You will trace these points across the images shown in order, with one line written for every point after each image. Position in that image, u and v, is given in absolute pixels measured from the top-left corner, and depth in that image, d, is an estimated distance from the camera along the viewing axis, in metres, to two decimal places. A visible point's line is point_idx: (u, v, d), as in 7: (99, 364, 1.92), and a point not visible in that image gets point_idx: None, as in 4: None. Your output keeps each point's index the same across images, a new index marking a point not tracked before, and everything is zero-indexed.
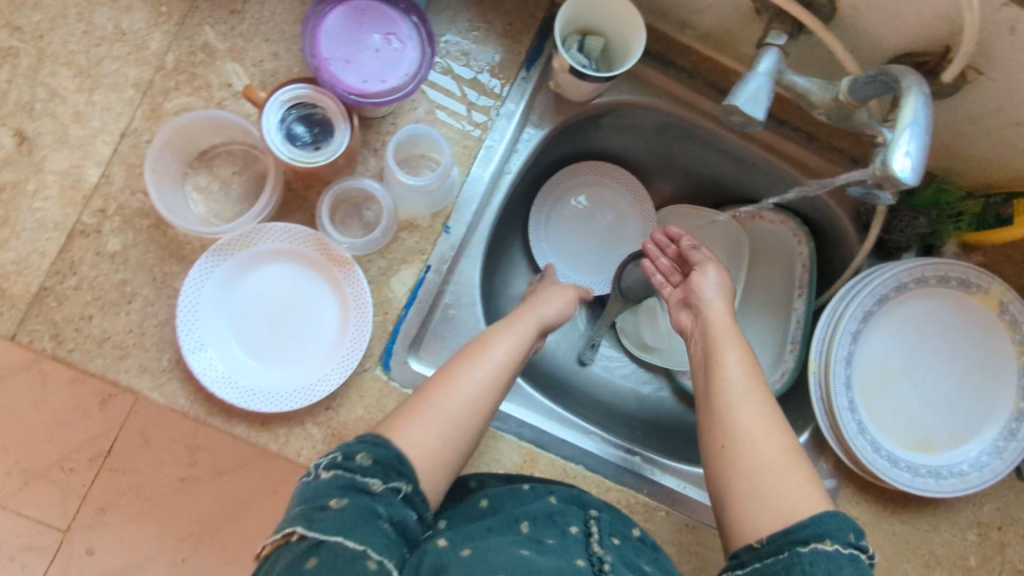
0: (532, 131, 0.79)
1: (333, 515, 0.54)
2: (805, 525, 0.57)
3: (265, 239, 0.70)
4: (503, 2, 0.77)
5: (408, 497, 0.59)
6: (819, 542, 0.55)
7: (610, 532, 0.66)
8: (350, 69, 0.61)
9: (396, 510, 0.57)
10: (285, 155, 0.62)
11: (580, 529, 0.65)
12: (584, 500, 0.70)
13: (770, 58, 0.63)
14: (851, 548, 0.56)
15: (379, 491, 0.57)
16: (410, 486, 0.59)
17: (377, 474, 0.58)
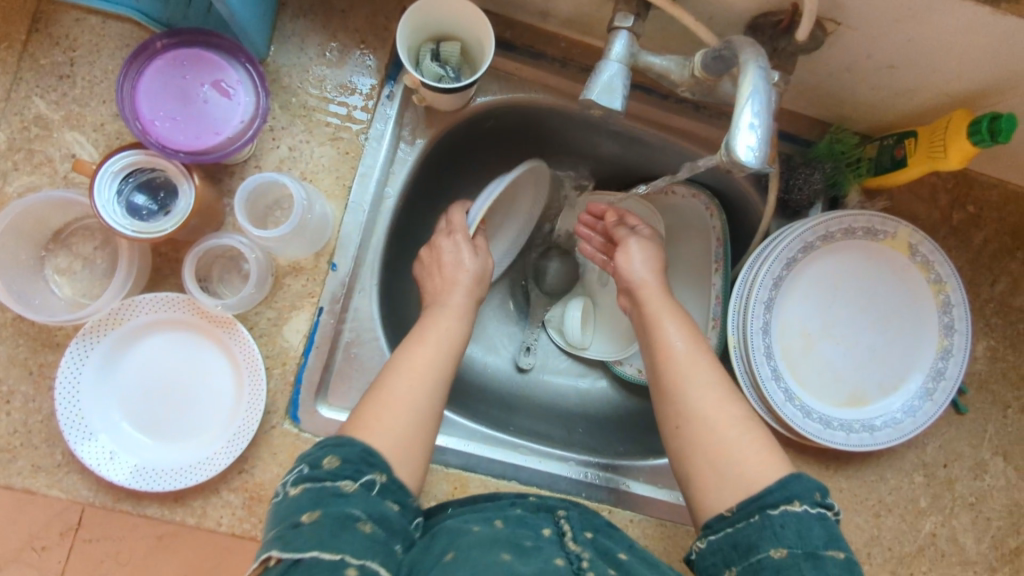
0: (407, 148, 0.75)
1: (313, 530, 0.53)
2: (773, 489, 0.58)
3: (137, 312, 0.66)
4: (351, 20, 0.73)
5: (384, 487, 0.59)
6: (788, 504, 0.57)
7: (581, 527, 0.66)
8: (178, 126, 0.59)
9: (373, 508, 0.57)
10: (127, 229, 0.58)
11: (553, 530, 0.65)
12: (549, 503, 0.68)
13: (621, 41, 0.59)
14: (818, 507, 0.57)
15: (352, 490, 0.56)
16: (385, 476, 0.59)
17: (346, 473, 0.57)
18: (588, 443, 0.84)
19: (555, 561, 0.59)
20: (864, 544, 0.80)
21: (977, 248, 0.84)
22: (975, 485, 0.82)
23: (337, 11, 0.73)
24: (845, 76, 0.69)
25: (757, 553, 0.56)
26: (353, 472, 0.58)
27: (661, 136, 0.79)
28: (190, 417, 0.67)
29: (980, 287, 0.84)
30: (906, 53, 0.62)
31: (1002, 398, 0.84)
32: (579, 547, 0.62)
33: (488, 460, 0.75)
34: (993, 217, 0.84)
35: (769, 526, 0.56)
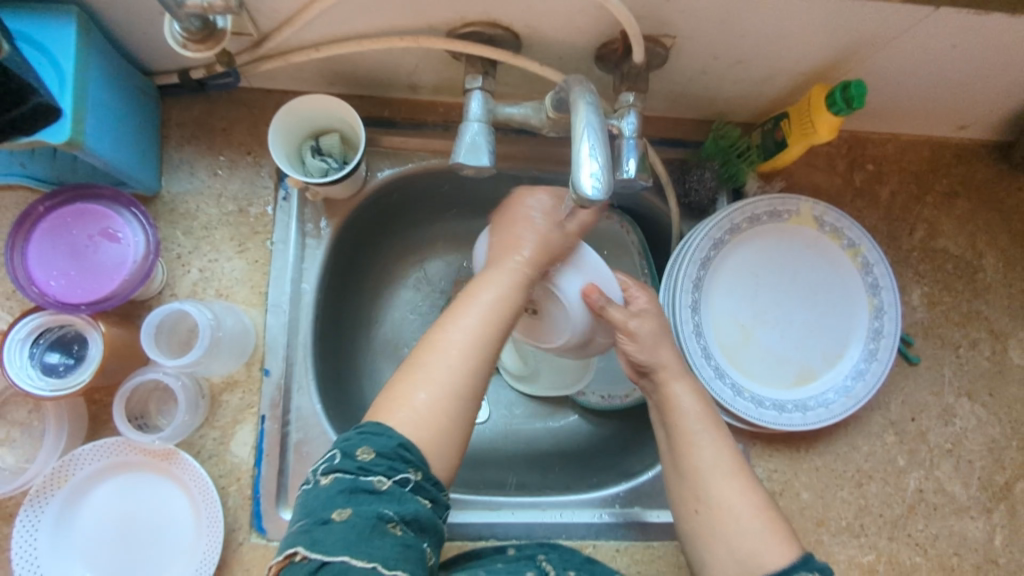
0: (314, 243, 0.76)
1: (341, 531, 0.50)
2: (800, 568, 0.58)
3: (82, 464, 0.66)
4: (234, 135, 0.76)
5: (418, 485, 0.54)
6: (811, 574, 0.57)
7: (565, 565, 0.68)
8: (72, 283, 0.60)
9: (405, 508, 0.53)
10: (45, 389, 0.59)
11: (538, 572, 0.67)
12: (527, 551, 0.70)
13: (477, 100, 0.62)
14: None
15: (386, 488, 0.53)
16: (420, 473, 0.55)
17: (381, 468, 0.53)
18: (563, 482, 0.84)
19: None
20: (855, 516, 0.79)
21: (886, 202, 0.86)
22: (948, 431, 0.82)
23: (219, 130, 0.75)
24: (703, 78, 0.72)
25: None
26: (388, 467, 0.53)
27: (555, 170, 0.81)
28: (155, 554, 0.67)
29: (900, 238, 0.85)
30: (747, 48, 0.66)
31: (951, 339, 0.84)
32: None
33: (462, 525, 0.74)
34: (894, 169, 0.86)
35: None
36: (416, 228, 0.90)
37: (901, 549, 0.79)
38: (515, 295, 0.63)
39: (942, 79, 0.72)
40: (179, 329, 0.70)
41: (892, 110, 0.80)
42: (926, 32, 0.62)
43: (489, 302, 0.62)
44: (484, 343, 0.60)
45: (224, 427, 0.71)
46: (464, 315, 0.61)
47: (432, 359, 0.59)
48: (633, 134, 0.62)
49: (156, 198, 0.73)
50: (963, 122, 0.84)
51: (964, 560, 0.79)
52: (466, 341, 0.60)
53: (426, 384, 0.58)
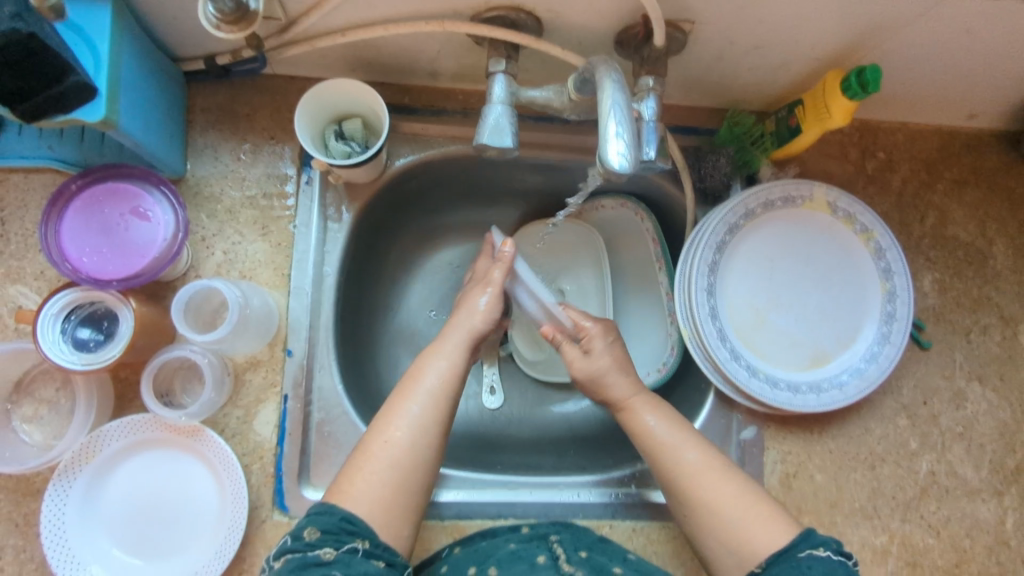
0: (336, 227, 0.78)
1: None
2: (798, 543, 0.61)
3: (109, 440, 0.67)
4: (258, 122, 0.77)
5: (368, 551, 0.59)
6: (812, 548, 0.60)
7: (575, 547, 0.69)
8: (105, 258, 0.61)
9: (354, 571, 0.57)
10: (76, 363, 0.60)
11: (547, 556, 0.67)
12: (540, 531, 0.71)
13: (500, 83, 0.64)
14: (840, 555, 0.61)
15: (331, 558, 0.57)
16: (368, 542, 0.60)
17: (327, 542, 0.58)
18: (578, 464, 0.85)
19: None
20: (868, 498, 0.80)
21: (898, 189, 0.87)
22: (959, 415, 0.83)
23: (242, 116, 0.77)
24: (719, 65, 0.73)
25: None
26: (335, 540, 0.58)
27: (571, 157, 0.83)
28: (181, 529, 0.68)
29: (911, 225, 0.86)
30: (764, 34, 0.67)
31: (962, 325, 0.85)
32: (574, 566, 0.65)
33: (481, 503, 0.76)
34: (905, 158, 0.88)
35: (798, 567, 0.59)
36: (431, 215, 0.92)
37: (913, 531, 0.80)
38: (453, 374, 0.69)
39: (955, 66, 0.73)
40: (206, 306, 0.72)
41: (905, 97, 0.81)
42: (941, 17, 0.63)
43: (430, 388, 0.67)
44: (440, 415, 0.66)
45: (247, 409, 0.72)
46: (409, 401, 0.66)
47: (376, 446, 0.64)
48: (653, 117, 0.63)
49: (181, 182, 0.75)
50: (974, 110, 0.85)
51: (975, 542, 0.81)
52: (416, 424, 0.65)
53: (374, 463, 0.63)
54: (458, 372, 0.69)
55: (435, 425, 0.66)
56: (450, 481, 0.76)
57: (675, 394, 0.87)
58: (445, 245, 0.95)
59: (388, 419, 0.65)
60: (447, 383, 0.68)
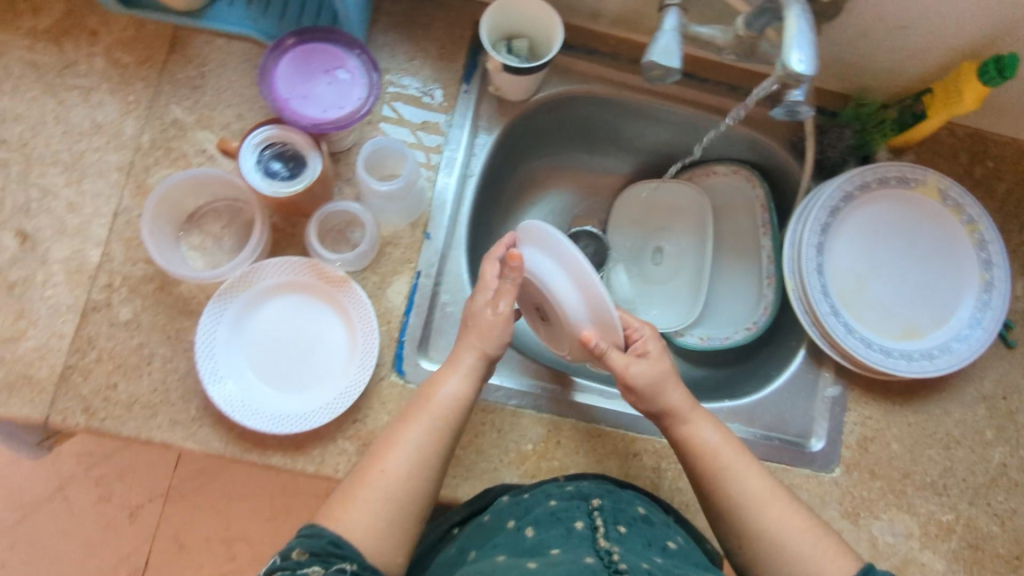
0: (484, 136, 0.86)
1: None
2: None
3: (265, 274, 0.74)
4: (433, 32, 0.85)
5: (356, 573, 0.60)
6: None
7: (615, 521, 0.66)
8: (309, 102, 0.69)
9: None
10: (265, 188, 0.67)
11: (586, 524, 0.65)
12: (585, 492, 0.70)
13: (673, 15, 0.71)
14: None
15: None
16: (356, 563, 0.60)
17: (314, 564, 0.59)
18: None
19: (586, 560, 0.59)
20: (939, 475, 0.82)
21: (1002, 197, 0.91)
22: None
23: (419, 24, 0.85)
24: (863, 42, 0.80)
25: None
26: (321, 562, 0.60)
27: (702, 115, 0.90)
28: (313, 368, 0.74)
29: (1012, 232, 0.91)
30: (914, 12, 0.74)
31: None
32: (609, 542, 0.62)
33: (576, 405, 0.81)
34: (1013, 170, 0.93)
35: None
36: (549, 157, 1.01)
37: (980, 517, 0.82)
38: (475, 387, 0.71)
39: None
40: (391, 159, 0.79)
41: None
42: None
43: (448, 402, 0.69)
44: (473, 406, 0.69)
45: (385, 276, 0.78)
46: (409, 429, 0.68)
47: (373, 475, 0.65)
48: None
49: None
50: None
51: None
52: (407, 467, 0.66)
53: (352, 493, 0.64)
54: (473, 391, 0.70)
55: (430, 452, 0.67)
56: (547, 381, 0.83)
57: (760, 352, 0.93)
58: (560, 188, 1.04)
59: (427, 418, 0.68)
60: (463, 401, 0.70)
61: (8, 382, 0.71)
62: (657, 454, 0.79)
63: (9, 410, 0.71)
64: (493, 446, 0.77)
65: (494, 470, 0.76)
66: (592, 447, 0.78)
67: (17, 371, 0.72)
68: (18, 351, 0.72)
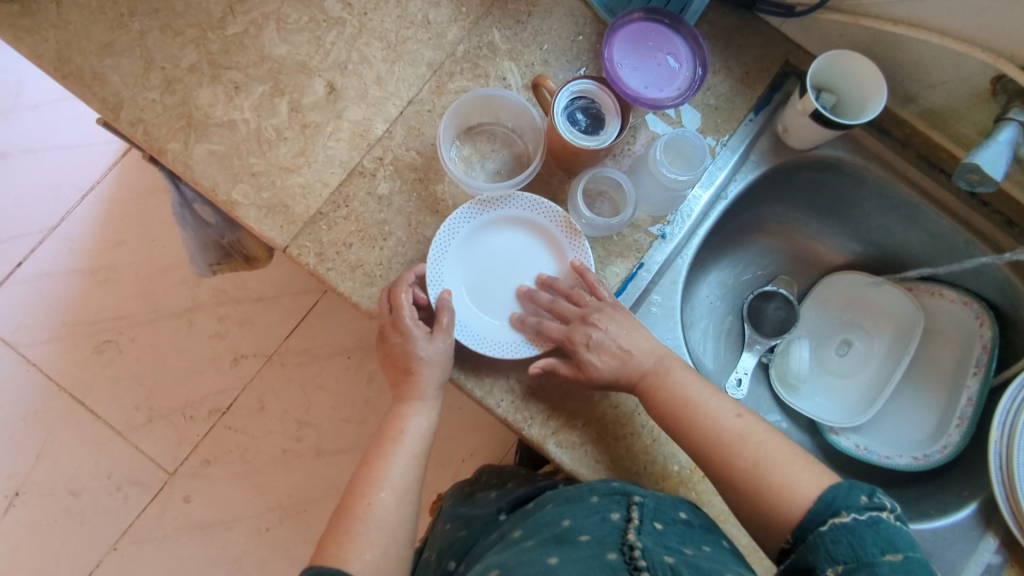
0: (749, 168, 0.88)
1: None
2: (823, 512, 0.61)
3: (512, 205, 0.78)
4: (744, 54, 0.86)
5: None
6: (836, 518, 0.60)
7: (653, 518, 0.66)
8: (636, 74, 0.72)
9: None
10: (566, 133, 0.71)
11: (622, 516, 0.65)
12: (629, 490, 0.69)
13: (1011, 130, 0.70)
14: (867, 511, 0.59)
15: None
16: None
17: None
18: None
19: (607, 557, 0.60)
20: None
21: None
22: None
23: (734, 43, 0.87)
24: None
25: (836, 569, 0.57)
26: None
27: (964, 233, 0.87)
28: (517, 307, 0.78)
29: None
30: None
31: None
32: (633, 536, 0.62)
33: None
34: None
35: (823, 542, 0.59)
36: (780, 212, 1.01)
37: None
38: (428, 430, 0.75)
39: None
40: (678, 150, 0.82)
41: None
42: None
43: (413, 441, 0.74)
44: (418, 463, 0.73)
45: (609, 257, 0.80)
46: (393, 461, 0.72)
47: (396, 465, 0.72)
48: None
49: None
50: None
51: None
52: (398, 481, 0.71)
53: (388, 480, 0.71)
54: (432, 429, 0.75)
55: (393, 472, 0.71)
56: None
57: (916, 486, 0.88)
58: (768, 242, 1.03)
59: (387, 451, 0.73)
60: (424, 435, 0.75)
61: (267, 203, 0.78)
62: None
63: (258, 227, 0.77)
64: (643, 452, 0.77)
65: (635, 471, 0.76)
66: None
67: (279, 197, 0.78)
68: (287, 181, 0.79)
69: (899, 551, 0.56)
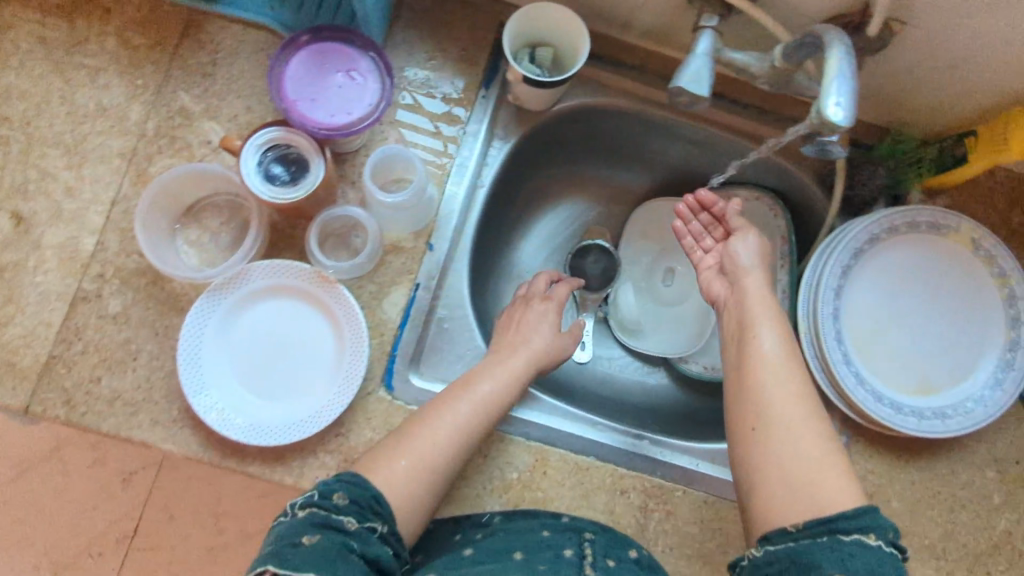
0: (499, 145, 0.83)
1: (311, 555, 0.55)
2: (846, 517, 0.59)
3: (254, 276, 0.72)
4: (455, 30, 0.81)
5: (382, 535, 0.61)
6: (863, 534, 0.58)
7: (605, 554, 0.68)
8: (319, 106, 0.66)
9: (370, 549, 0.58)
10: (265, 195, 0.65)
11: (575, 552, 0.67)
12: (579, 526, 0.71)
13: (706, 39, 0.67)
14: (891, 545, 0.58)
15: (354, 529, 0.59)
16: (387, 526, 0.62)
17: (353, 513, 0.60)
18: (657, 428, 0.90)
19: None
20: (938, 538, 0.80)
21: None
22: None
23: (442, 24, 0.81)
24: (906, 79, 0.75)
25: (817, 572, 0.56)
26: (357, 514, 0.60)
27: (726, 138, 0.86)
28: (297, 376, 0.72)
29: None
30: (965, 55, 0.69)
31: None
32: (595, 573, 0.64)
33: (568, 436, 0.80)
34: None
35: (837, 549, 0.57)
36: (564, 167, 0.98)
37: None
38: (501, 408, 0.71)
39: None
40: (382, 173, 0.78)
41: None
42: None
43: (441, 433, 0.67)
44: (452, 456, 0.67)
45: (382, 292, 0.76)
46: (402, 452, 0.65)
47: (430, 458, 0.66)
48: None
49: None
50: None
51: None
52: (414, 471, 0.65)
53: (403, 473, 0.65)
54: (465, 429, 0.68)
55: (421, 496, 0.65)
56: (536, 407, 0.82)
57: None
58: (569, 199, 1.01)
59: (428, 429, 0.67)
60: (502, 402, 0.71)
61: None
62: (646, 492, 0.78)
63: None
64: (478, 471, 0.76)
65: (480, 495, 0.75)
66: (580, 481, 0.77)
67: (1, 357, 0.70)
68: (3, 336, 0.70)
69: None
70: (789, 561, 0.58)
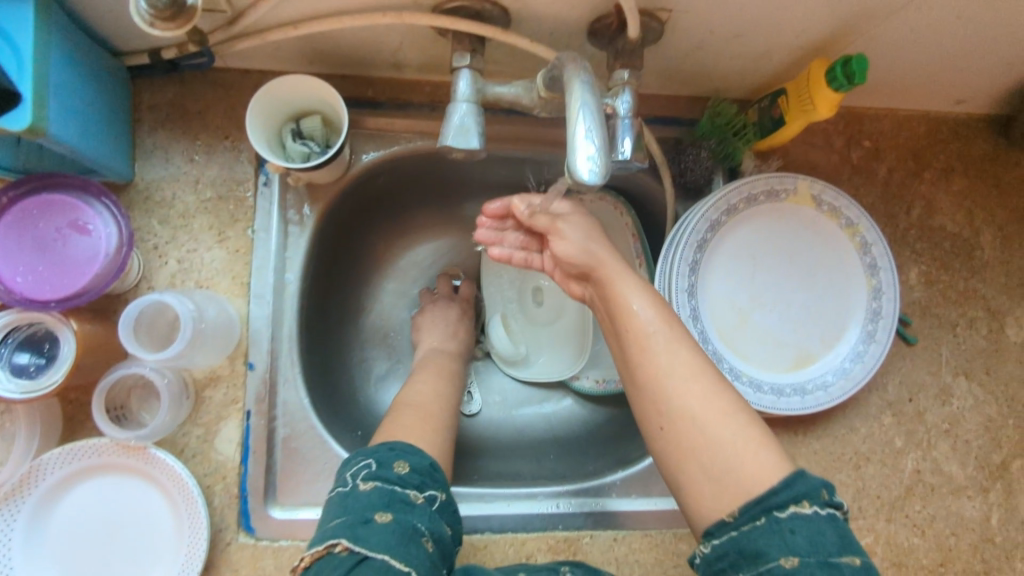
0: (297, 230, 0.73)
1: (381, 531, 0.52)
2: (780, 492, 0.52)
3: (49, 470, 0.63)
4: (211, 118, 0.72)
5: (442, 506, 0.58)
6: (798, 505, 0.51)
7: None
8: (46, 276, 0.57)
9: (433, 525, 0.55)
10: (15, 391, 0.57)
11: None
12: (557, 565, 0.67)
13: (465, 79, 0.59)
14: (829, 508, 0.51)
15: (418, 501, 0.56)
16: (443, 496, 0.59)
17: (415, 481, 0.57)
18: (558, 470, 0.84)
19: None
20: (853, 499, 0.79)
21: (883, 179, 0.84)
22: (945, 411, 0.82)
23: (194, 115, 0.72)
24: (699, 54, 0.69)
25: (767, 559, 0.50)
26: (420, 482, 0.57)
27: (544, 151, 0.79)
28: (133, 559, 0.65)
29: (896, 218, 0.84)
30: (744, 22, 0.63)
31: (949, 319, 0.83)
32: None
33: (458, 517, 0.74)
34: (891, 145, 0.84)
35: (778, 530, 0.50)
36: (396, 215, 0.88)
37: (898, 531, 0.79)
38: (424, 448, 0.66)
39: (940, 53, 0.70)
40: (155, 331, 0.69)
41: (895, 84, 0.78)
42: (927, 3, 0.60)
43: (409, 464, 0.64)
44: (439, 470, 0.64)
45: (209, 434, 0.68)
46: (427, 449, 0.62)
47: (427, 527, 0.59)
48: (627, 114, 0.58)
49: (130, 187, 0.70)
50: (961, 97, 0.82)
51: (962, 540, 0.79)
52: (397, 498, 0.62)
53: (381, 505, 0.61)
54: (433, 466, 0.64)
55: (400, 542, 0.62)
56: None
57: None
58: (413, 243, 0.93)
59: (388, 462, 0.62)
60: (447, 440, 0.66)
61: None
62: (552, 548, 0.74)
63: None
64: None
65: None
66: (480, 560, 0.73)
67: None
68: None
69: (857, 555, 0.50)
70: (737, 553, 0.52)
